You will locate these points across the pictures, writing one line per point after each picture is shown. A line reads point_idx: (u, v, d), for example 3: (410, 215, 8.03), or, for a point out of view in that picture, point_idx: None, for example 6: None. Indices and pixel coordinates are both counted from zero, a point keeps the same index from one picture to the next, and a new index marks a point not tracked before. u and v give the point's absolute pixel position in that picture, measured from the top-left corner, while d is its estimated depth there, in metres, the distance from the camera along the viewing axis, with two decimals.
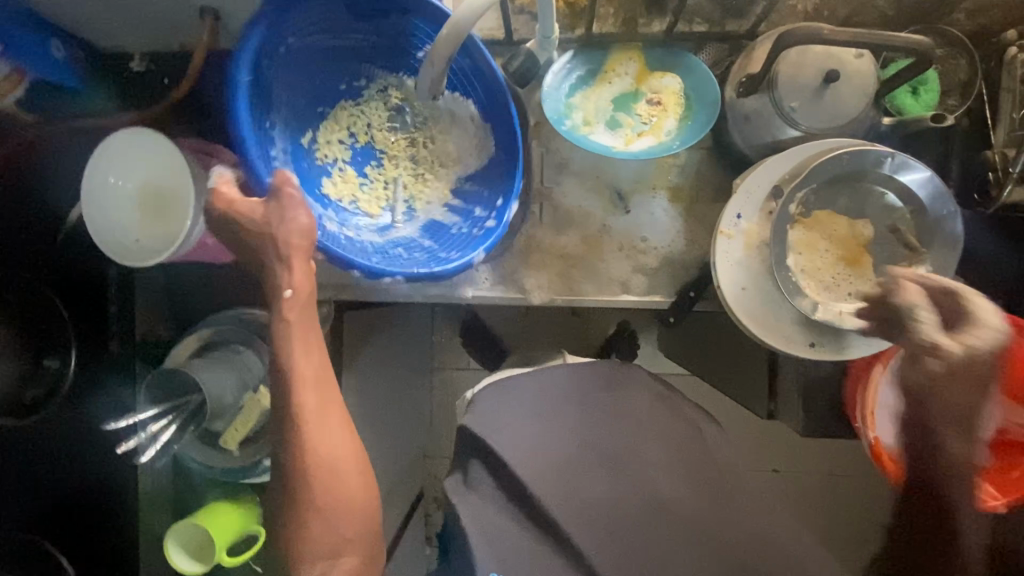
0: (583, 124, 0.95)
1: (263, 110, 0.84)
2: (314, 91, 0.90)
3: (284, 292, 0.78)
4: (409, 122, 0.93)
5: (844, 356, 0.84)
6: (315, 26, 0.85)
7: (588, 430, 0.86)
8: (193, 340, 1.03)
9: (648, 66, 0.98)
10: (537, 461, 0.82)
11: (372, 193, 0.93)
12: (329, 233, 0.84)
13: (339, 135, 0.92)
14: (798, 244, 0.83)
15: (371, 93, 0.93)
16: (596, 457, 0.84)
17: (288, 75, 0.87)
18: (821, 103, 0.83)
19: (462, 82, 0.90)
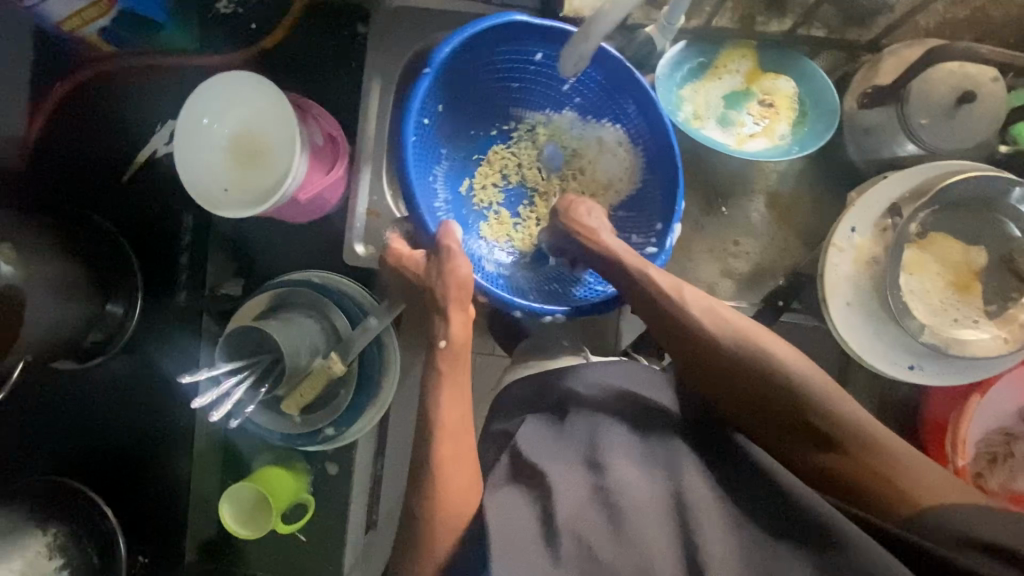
0: (693, 118, 0.93)
1: (430, 163, 0.90)
2: (471, 141, 0.95)
3: (441, 343, 0.75)
4: (557, 160, 0.96)
5: (943, 381, 0.83)
6: (471, 74, 0.90)
7: (620, 434, 0.71)
8: (264, 300, 0.99)
9: (762, 66, 0.96)
10: (559, 457, 0.68)
11: (524, 229, 0.96)
12: (487, 272, 0.90)
13: (494, 177, 0.96)
14: (911, 264, 0.82)
15: (519, 135, 0.96)
16: (617, 458, 0.68)
17: (448, 123, 0.92)
18: (950, 123, 0.82)
19: (614, 105, 0.93)
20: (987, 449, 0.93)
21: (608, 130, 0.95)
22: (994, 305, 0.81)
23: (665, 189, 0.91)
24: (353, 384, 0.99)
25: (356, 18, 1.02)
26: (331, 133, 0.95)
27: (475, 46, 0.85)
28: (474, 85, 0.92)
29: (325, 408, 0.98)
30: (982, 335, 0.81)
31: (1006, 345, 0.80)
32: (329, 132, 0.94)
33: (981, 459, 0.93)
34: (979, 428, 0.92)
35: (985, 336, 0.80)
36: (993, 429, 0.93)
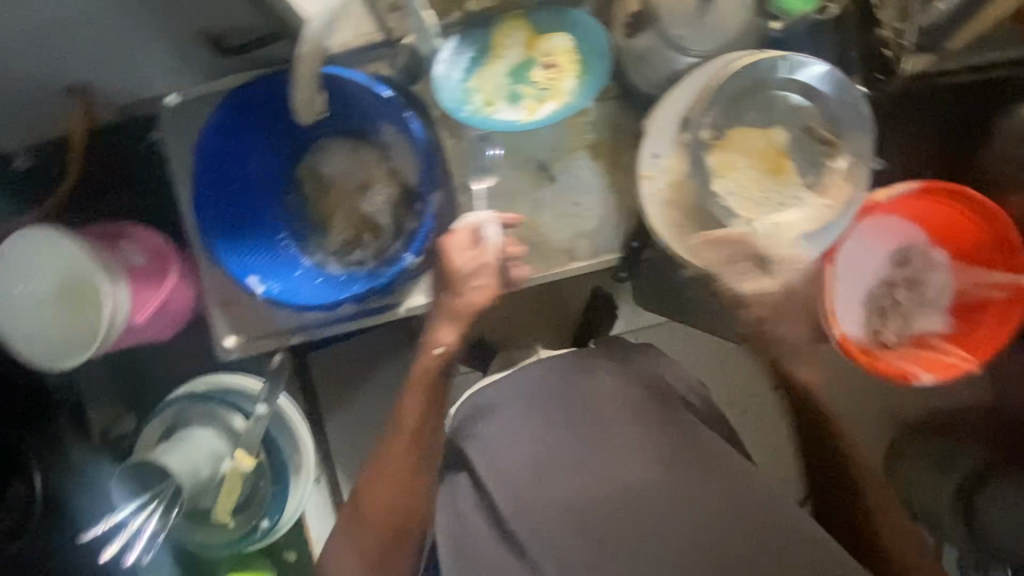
0: (484, 105, 0.93)
1: (257, 213, 1.05)
2: (289, 176, 1.08)
3: (439, 348, 0.86)
4: (358, 162, 1.07)
5: (794, 265, 0.84)
6: (250, 130, 1.01)
7: (568, 430, 0.83)
8: (157, 425, 0.99)
9: (533, 31, 0.96)
10: (509, 460, 0.82)
11: (355, 228, 1.08)
12: (325, 281, 1.04)
13: (309, 203, 1.09)
14: (720, 168, 0.83)
15: (322, 154, 1.07)
16: (562, 458, 0.81)
17: (260, 177, 1.05)
18: (704, 24, 0.84)
19: (370, 107, 0.99)
20: (875, 304, 0.92)
21: (384, 137, 1.04)
22: (811, 177, 0.83)
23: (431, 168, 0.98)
24: (269, 474, 0.99)
25: (147, 126, 1.02)
26: (157, 247, 0.95)
27: (224, 113, 0.97)
28: (261, 135, 1.02)
29: (250, 508, 0.99)
30: (807, 209, 0.82)
31: (831, 211, 0.81)
32: (154, 248, 0.95)
33: (874, 316, 0.92)
34: (862, 289, 0.92)
35: (810, 210, 0.82)
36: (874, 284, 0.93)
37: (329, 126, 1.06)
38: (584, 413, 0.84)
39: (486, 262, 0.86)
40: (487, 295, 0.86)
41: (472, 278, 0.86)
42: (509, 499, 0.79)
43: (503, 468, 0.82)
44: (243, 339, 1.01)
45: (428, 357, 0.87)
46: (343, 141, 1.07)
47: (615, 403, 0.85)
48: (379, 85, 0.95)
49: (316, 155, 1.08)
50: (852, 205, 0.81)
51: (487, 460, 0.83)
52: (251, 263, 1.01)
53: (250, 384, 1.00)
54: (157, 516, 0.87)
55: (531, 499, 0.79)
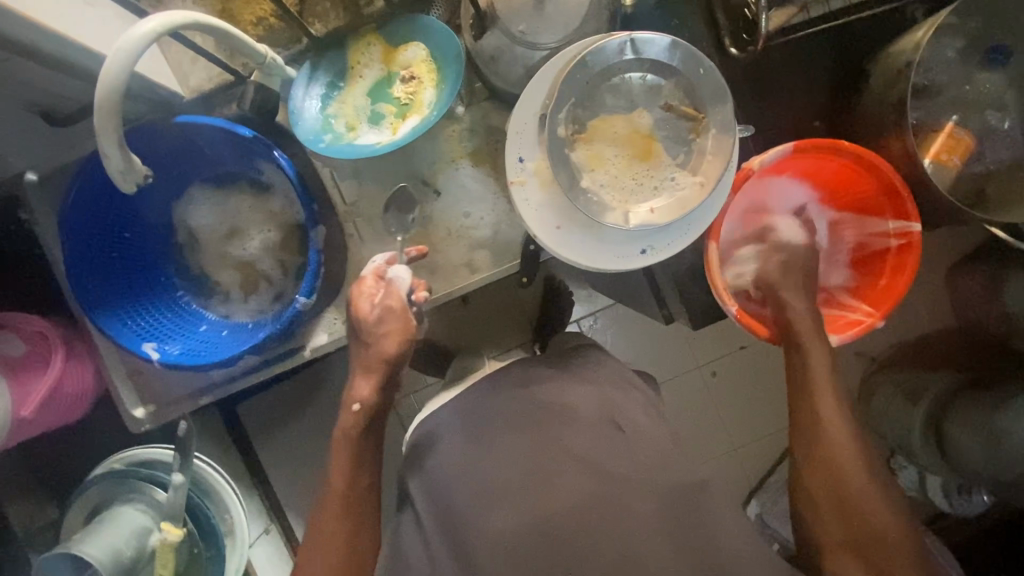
0: (346, 131, 0.90)
1: (149, 275, 1.04)
2: (177, 232, 1.08)
3: (356, 405, 0.79)
4: (240, 207, 1.06)
5: (679, 247, 0.82)
6: (120, 194, 0.99)
7: (509, 450, 0.77)
8: (80, 510, 0.97)
9: (388, 45, 0.92)
10: (454, 492, 0.77)
11: (251, 275, 1.07)
12: (233, 331, 1.03)
13: (202, 256, 1.08)
14: (587, 161, 0.80)
15: (205, 204, 1.07)
16: (507, 484, 0.75)
17: (146, 240, 1.05)
18: (545, 14, 0.79)
19: (236, 149, 0.97)
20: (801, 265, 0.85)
21: (260, 178, 1.04)
22: (681, 155, 0.79)
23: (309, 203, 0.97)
24: (202, 538, 0.97)
25: (15, 207, 0.98)
26: (40, 329, 0.91)
27: (85, 182, 0.94)
28: (135, 195, 1.01)
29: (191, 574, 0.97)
30: (682, 190, 0.79)
31: (707, 188, 0.78)
32: (37, 331, 0.91)
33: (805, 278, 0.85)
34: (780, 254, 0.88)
35: (686, 190, 0.79)
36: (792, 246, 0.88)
37: (200, 173, 1.05)
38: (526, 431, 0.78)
39: (387, 306, 0.79)
40: (399, 340, 0.79)
41: (376, 326, 0.79)
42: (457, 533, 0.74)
43: (452, 502, 0.77)
44: (153, 408, 0.99)
45: (347, 416, 0.79)
46: (219, 187, 1.06)
47: (557, 413, 0.80)
48: (237, 126, 0.92)
49: (193, 205, 1.07)
50: (727, 178, 0.78)
51: (429, 496, 0.79)
52: (148, 328, 0.99)
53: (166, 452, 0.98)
54: None
55: (477, 530, 0.73)
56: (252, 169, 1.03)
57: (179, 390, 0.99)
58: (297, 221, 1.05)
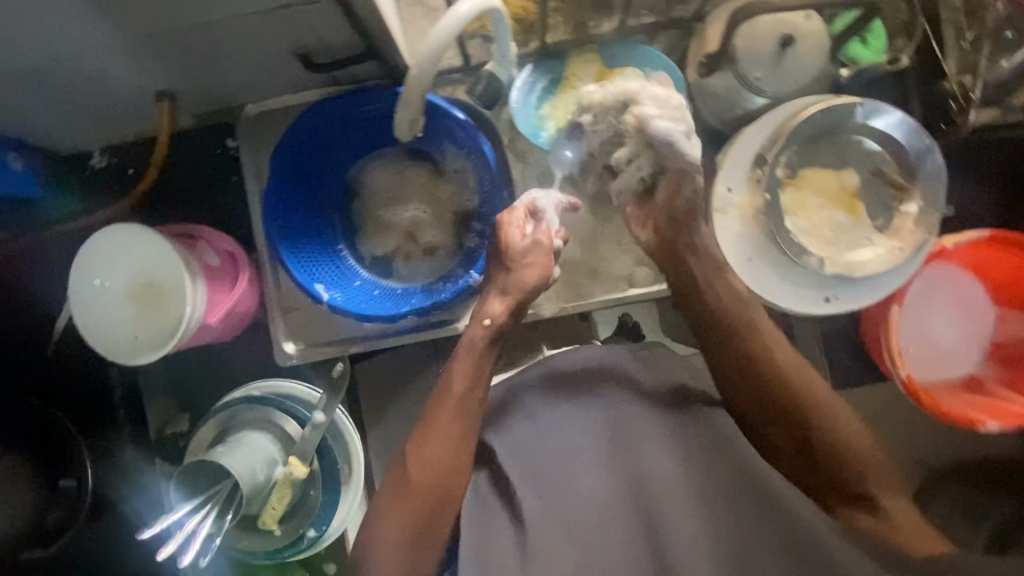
0: (556, 132, 0.97)
1: (319, 224, 1.09)
2: (345, 189, 1.12)
3: (487, 319, 0.83)
4: (413, 179, 1.11)
5: (861, 304, 0.85)
6: (320, 143, 1.05)
7: (579, 420, 0.80)
8: (212, 426, 1.00)
9: (608, 64, 0.99)
10: (525, 450, 0.79)
11: (409, 243, 1.10)
12: (385, 292, 1.07)
13: (363, 215, 1.12)
14: (793, 205, 0.85)
15: (382, 168, 1.12)
16: (575, 456, 0.77)
17: (322, 191, 1.10)
18: (782, 68, 0.87)
19: (439, 126, 1.03)
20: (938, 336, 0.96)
21: (443, 159, 1.10)
22: (881, 219, 0.85)
23: (494, 191, 1.02)
24: (320, 480, 0.99)
25: (224, 134, 1.08)
26: (229, 250, 0.97)
27: (302, 127, 1.01)
28: (331, 148, 1.07)
29: (298, 515, 0.98)
30: (878, 250, 0.83)
31: (902, 253, 0.82)
32: (225, 250, 0.97)
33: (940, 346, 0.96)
34: (928, 323, 0.96)
35: (882, 251, 0.83)
36: (942, 317, 0.96)
37: (386, 142, 1.10)
38: (596, 408, 0.80)
39: (539, 239, 0.87)
40: (538, 273, 0.85)
41: (523, 254, 0.86)
42: (523, 478, 0.76)
43: (520, 458, 0.78)
44: (303, 345, 1.03)
45: (475, 327, 0.83)
46: (401, 157, 1.11)
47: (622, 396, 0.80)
48: (450, 106, 0.99)
49: (372, 169, 1.12)
50: (923, 249, 0.82)
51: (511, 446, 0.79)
52: (314, 271, 1.04)
53: (313, 394, 1.01)
54: (211, 518, 0.87)
55: (530, 491, 0.75)
56: (439, 150, 1.09)
57: (330, 334, 1.03)
58: (468, 207, 1.10)
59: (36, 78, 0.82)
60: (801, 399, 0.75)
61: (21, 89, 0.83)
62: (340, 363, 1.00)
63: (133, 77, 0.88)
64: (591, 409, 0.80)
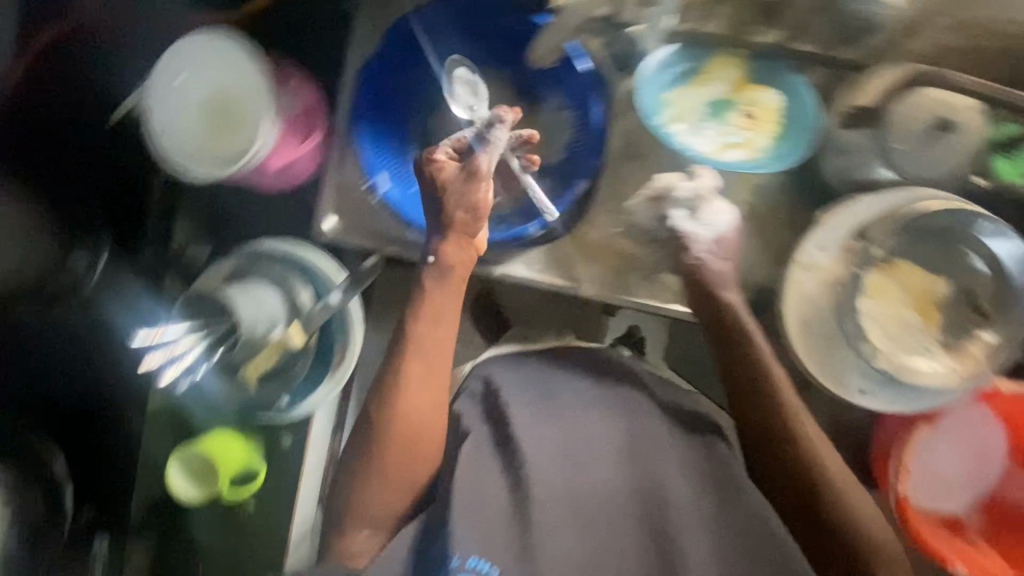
0: (675, 121, 0.92)
1: (399, 116, 1.04)
2: None
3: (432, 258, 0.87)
4: (506, 108, 1.06)
5: (895, 409, 0.83)
6: (434, 35, 1.01)
7: (606, 429, 0.87)
8: (228, 266, 0.99)
9: (749, 77, 0.95)
10: (519, 395, 0.90)
11: None
12: None
13: (443, 124, 1.08)
14: (873, 288, 0.82)
15: (482, 83, 1.04)
16: (595, 453, 0.86)
17: (417, 86, 1.06)
18: (926, 150, 0.82)
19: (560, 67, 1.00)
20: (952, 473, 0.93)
21: (548, 102, 1.03)
22: (953, 336, 0.81)
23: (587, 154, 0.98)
24: (312, 356, 0.99)
25: None
26: (309, 107, 0.99)
27: (428, 14, 0.99)
28: (441, 43, 1.02)
29: (279, 379, 0.98)
30: (936, 366, 0.80)
31: (959, 378, 0.80)
32: (305, 106, 0.99)
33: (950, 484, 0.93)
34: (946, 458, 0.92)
35: (940, 368, 0.80)
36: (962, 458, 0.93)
37: (498, 64, 1.06)
38: (606, 383, 0.92)
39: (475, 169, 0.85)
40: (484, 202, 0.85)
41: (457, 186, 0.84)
42: (552, 475, 0.84)
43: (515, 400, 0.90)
44: (342, 227, 1.00)
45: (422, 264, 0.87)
46: (508, 84, 1.05)
47: (647, 421, 0.89)
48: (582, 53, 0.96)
49: (475, 82, 1.05)
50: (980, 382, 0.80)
51: (535, 432, 0.86)
52: (383, 160, 1.01)
53: (340, 277, 0.99)
54: (202, 344, 0.93)
55: (546, 471, 0.84)
56: (548, 90, 1.03)
57: (374, 228, 1.01)
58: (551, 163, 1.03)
59: None
60: (819, 483, 0.83)
61: None
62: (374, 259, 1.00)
63: None
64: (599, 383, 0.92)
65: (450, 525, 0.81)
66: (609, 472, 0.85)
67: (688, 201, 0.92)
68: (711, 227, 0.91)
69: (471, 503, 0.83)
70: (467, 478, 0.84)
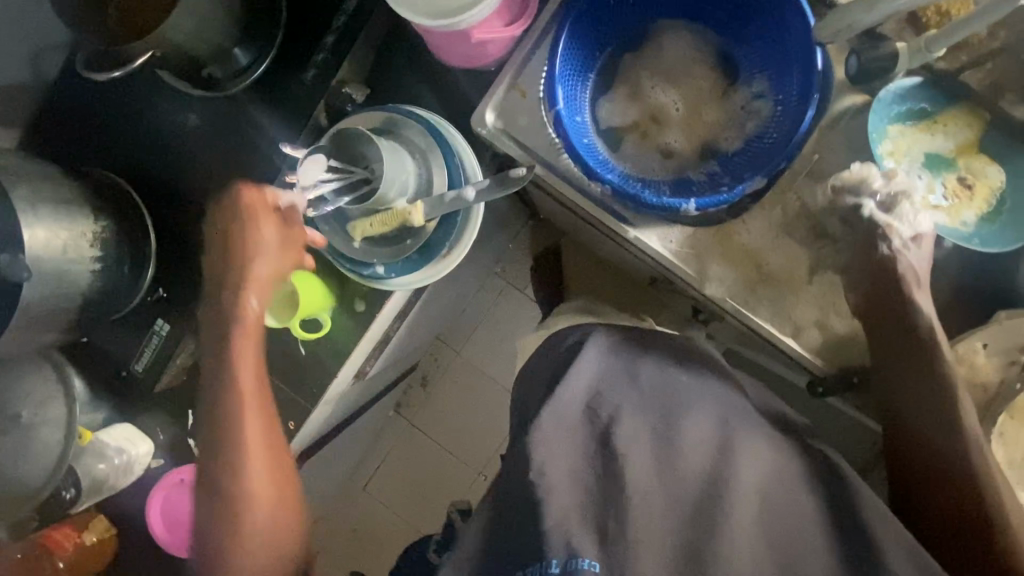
0: (887, 158, 0.85)
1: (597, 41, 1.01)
2: (638, 32, 1.04)
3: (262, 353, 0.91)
4: (696, 76, 1.03)
5: None
6: None
7: (692, 406, 0.81)
8: (377, 116, 0.96)
9: (979, 145, 0.87)
10: (615, 373, 0.83)
11: (644, 124, 1.03)
12: (594, 146, 0.98)
13: (630, 66, 1.04)
14: (1010, 405, 0.80)
15: (684, 44, 1.03)
16: (681, 434, 0.78)
17: (624, 15, 1.01)
18: None
19: (786, 56, 0.94)
20: None
21: (742, 87, 1.01)
22: None
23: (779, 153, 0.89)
24: (422, 238, 0.96)
25: None
26: None
27: None
28: None
29: (383, 247, 0.97)
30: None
31: None
32: None
33: None
34: None
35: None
36: None
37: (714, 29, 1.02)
38: (709, 383, 0.84)
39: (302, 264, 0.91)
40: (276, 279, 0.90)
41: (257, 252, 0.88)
42: (634, 447, 0.76)
43: (605, 374, 0.82)
44: (500, 127, 0.96)
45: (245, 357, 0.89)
46: (711, 58, 1.03)
47: (735, 411, 0.82)
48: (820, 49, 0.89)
49: (678, 40, 1.03)
50: None
51: (609, 402, 0.80)
52: (566, 76, 0.96)
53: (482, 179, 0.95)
54: (335, 184, 0.91)
55: (634, 451, 0.75)
56: (747, 76, 1.00)
57: (535, 145, 0.96)
58: (715, 147, 1.01)
59: None
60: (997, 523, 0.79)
61: None
62: (523, 171, 0.91)
63: None
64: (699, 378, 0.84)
65: (541, 497, 0.72)
66: (697, 455, 0.77)
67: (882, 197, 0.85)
68: (913, 226, 0.84)
69: (563, 493, 0.73)
70: (561, 439, 0.77)
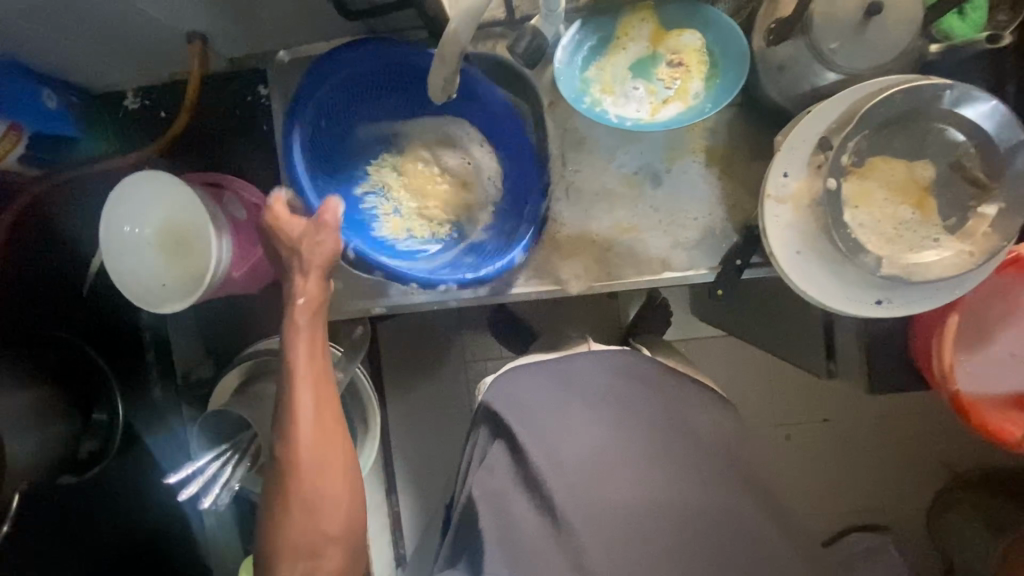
0: (603, 96, 0.89)
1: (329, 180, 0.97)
2: (355, 147, 1.01)
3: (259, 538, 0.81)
4: (427, 146, 1.01)
5: (916, 308, 0.79)
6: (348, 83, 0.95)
7: (619, 427, 0.85)
8: (235, 375, 1.00)
9: (663, 24, 0.90)
10: (532, 429, 0.84)
11: (416, 218, 1.00)
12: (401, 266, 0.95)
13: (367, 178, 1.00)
14: (854, 196, 0.77)
15: (395, 130, 1.01)
16: (613, 461, 0.83)
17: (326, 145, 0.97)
18: (862, 39, 0.76)
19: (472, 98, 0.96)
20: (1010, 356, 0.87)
21: (462, 135, 1.01)
22: (953, 219, 0.76)
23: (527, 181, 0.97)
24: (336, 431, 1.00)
25: (256, 81, 1.05)
26: (257, 203, 0.93)
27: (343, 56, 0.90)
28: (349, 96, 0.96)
29: None
30: (944, 254, 0.76)
31: (971, 259, 0.75)
32: (253, 203, 0.93)
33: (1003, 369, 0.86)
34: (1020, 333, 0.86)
35: (948, 255, 0.75)
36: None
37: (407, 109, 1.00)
38: (612, 387, 0.89)
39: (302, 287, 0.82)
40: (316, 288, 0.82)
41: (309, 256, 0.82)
42: (572, 493, 0.81)
43: (526, 427, 0.84)
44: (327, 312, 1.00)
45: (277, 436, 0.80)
46: (434, 125, 1.01)
47: (655, 407, 0.87)
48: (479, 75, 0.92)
49: (398, 137, 1.02)
50: (997, 256, 0.74)
51: (546, 449, 0.83)
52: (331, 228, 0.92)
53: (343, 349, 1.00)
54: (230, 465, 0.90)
55: (571, 493, 0.81)
56: (456, 126, 1.00)
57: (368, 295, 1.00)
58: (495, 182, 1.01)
59: (60, 10, 0.78)
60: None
61: (44, 18, 0.80)
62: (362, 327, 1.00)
63: (164, 16, 0.85)
64: (602, 384, 0.89)
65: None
66: (632, 479, 0.82)
67: (643, 119, 0.87)
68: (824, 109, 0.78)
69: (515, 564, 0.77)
70: (498, 504, 0.82)
